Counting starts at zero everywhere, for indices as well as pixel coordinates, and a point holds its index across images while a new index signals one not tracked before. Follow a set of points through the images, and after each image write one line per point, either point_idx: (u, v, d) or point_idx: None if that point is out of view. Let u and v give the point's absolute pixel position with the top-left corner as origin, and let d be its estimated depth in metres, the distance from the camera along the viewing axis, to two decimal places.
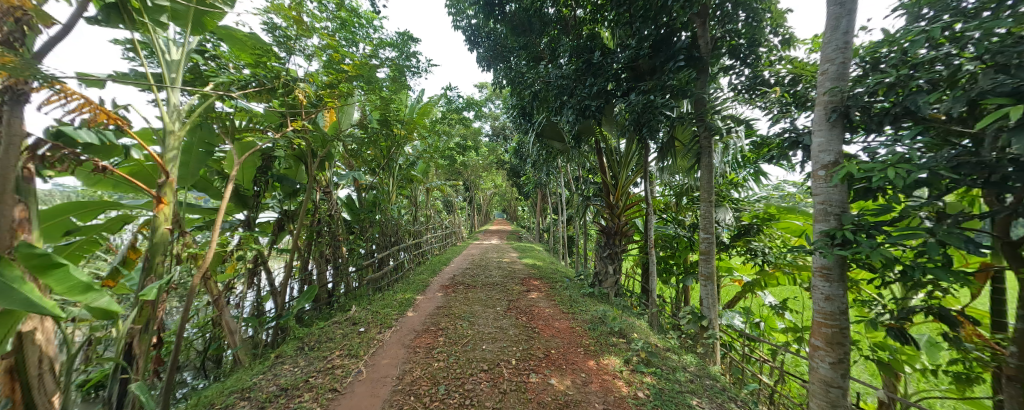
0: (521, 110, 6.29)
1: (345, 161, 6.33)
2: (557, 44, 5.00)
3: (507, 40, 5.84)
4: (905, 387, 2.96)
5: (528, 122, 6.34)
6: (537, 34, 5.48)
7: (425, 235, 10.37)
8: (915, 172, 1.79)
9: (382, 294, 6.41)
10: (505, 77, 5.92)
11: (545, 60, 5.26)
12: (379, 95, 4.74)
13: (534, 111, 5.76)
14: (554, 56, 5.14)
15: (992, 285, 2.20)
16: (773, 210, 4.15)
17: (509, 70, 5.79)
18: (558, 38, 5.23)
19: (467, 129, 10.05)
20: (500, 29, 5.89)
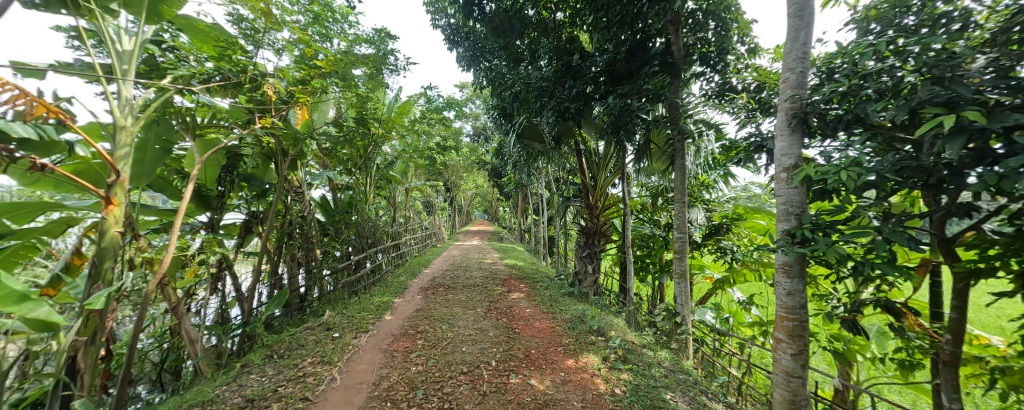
0: (502, 111, 6.31)
1: (319, 161, 6.12)
2: (537, 46, 5.06)
3: (487, 40, 5.84)
4: (858, 374, 3.19)
5: (509, 123, 6.38)
6: (518, 35, 5.52)
7: (404, 236, 10.19)
8: (863, 175, 1.94)
9: (358, 297, 6.24)
10: (485, 77, 5.92)
11: (526, 62, 5.31)
12: (355, 93, 4.60)
13: (515, 111, 5.80)
14: (534, 58, 5.19)
15: (931, 279, 2.39)
16: (740, 210, 4.38)
17: (489, 70, 5.80)
18: (538, 40, 5.29)
19: (447, 129, 9.96)
20: (480, 29, 5.88)
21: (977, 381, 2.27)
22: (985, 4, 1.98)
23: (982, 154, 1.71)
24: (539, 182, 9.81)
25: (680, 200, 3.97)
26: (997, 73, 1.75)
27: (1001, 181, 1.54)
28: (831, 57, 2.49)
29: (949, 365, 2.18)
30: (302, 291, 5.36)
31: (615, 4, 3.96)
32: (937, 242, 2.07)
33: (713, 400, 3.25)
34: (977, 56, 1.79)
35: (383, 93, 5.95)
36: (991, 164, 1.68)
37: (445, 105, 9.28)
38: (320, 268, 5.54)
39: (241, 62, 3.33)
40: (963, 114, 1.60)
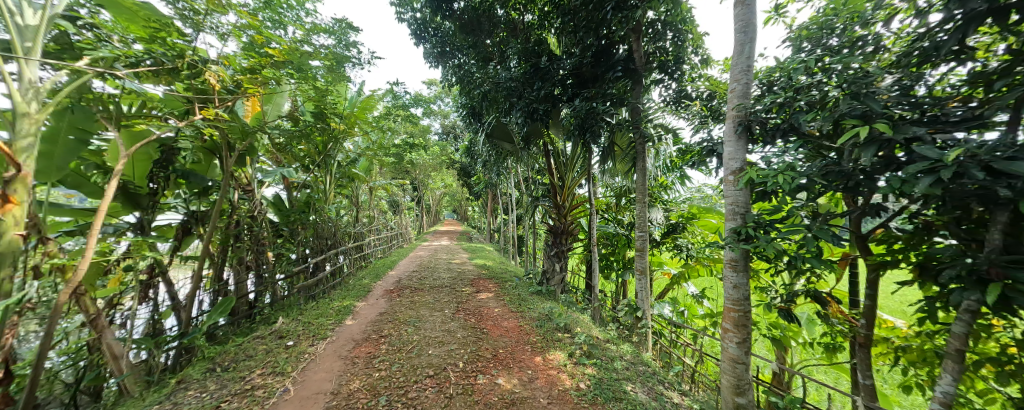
0: (471, 110, 6.27)
1: (271, 157, 5.68)
2: (506, 46, 5.10)
3: (456, 37, 5.75)
4: (792, 358, 3.53)
5: (478, 122, 6.36)
6: (486, 34, 5.49)
7: (367, 237, 9.79)
8: (797, 178, 2.16)
9: (316, 302, 5.89)
10: (454, 75, 5.83)
11: (494, 61, 5.33)
12: (311, 86, 4.30)
13: (484, 111, 5.79)
14: (503, 58, 5.24)
15: (849, 271, 2.71)
16: (694, 210, 4.71)
17: (458, 68, 5.73)
18: (507, 40, 5.32)
19: (415, 126, 9.71)
20: (448, 26, 5.77)
21: (885, 358, 2.62)
22: (892, 31, 2.28)
23: (889, 161, 1.97)
24: (509, 181, 9.85)
25: (642, 201, 4.17)
26: (899, 90, 2.02)
27: (903, 184, 1.78)
28: (772, 70, 2.74)
29: (864, 347, 2.49)
30: (251, 297, 4.95)
31: (581, 9, 4.07)
32: (855, 239, 2.35)
33: (669, 389, 3.45)
34: (885, 76, 2.06)
35: (344, 86, 5.64)
36: (897, 171, 1.93)
37: (412, 102, 9.04)
38: (272, 272, 5.15)
39: (177, 45, 3.01)
40: (876, 126, 1.82)
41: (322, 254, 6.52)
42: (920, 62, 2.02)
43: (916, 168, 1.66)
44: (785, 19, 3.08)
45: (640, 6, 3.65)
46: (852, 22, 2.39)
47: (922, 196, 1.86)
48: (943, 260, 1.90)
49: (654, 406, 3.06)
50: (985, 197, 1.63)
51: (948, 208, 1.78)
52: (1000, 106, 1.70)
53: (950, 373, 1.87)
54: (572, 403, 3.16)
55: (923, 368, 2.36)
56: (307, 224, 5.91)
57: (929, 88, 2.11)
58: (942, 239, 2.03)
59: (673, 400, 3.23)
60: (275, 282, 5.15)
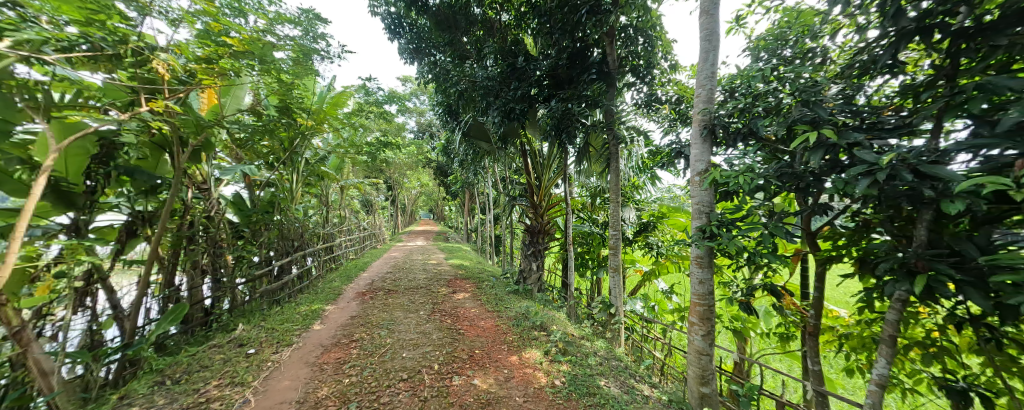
0: (447, 108, 6.19)
1: (230, 154, 5.33)
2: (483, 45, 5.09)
3: (432, 34, 5.63)
4: (751, 348, 3.76)
5: (455, 121, 6.29)
6: (463, 31, 5.41)
7: (338, 237, 9.42)
8: (755, 179, 2.31)
9: (281, 307, 5.59)
10: (430, 72, 5.74)
11: (471, 60, 5.31)
12: (276, 79, 4.08)
13: (461, 109, 5.74)
14: (480, 57, 5.22)
15: (800, 265, 2.93)
16: (664, 209, 4.91)
17: (433, 65, 5.64)
18: (483, 39, 5.31)
19: (389, 123, 9.45)
20: (424, 22, 5.65)
21: (831, 345, 2.84)
22: (837, 45, 2.48)
23: (834, 164, 2.14)
24: (486, 181, 9.81)
25: (615, 200, 4.29)
26: (843, 99, 2.21)
27: (846, 185, 1.95)
28: (733, 77, 2.92)
29: (812, 335, 2.70)
30: (207, 303, 4.61)
31: (557, 11, 4.15)
32: (806, 236, 2.54)
33: (640, 382, 3.57)
34: (831, 85, 2.24)
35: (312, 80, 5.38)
36: (840, 173, 2.11)
37: (386, 99, 8.81)
38: (231, 277, 4.83)
39: (119, 30, 2.79)
40: (823, 132, 1.99)
41: (288, 256, 6.20)
42: (861, 74, 2.21)
43: (856, 171, 1.82)
44: (745, 30, 3.28)
45: (613, 11, 3.77)
46: (803, 35, 2.59)
47: (861, 197, 2.04)
48: (879, 254, 2.10)
49: (626, 400, 3.16)
50: (913, 197, 1.82)
51: (883, 207, 1.97)
52: (925, 116, 1.91)
53: (885, 356, 2.06)
54: (547, 400, 3.20)
55: (862, 353, 2.59)
56: (271, 224, 5.60)
57: (867, 97, 2.32)
58: (878, 235, 2.23)
59: (644, 392, 3.34)
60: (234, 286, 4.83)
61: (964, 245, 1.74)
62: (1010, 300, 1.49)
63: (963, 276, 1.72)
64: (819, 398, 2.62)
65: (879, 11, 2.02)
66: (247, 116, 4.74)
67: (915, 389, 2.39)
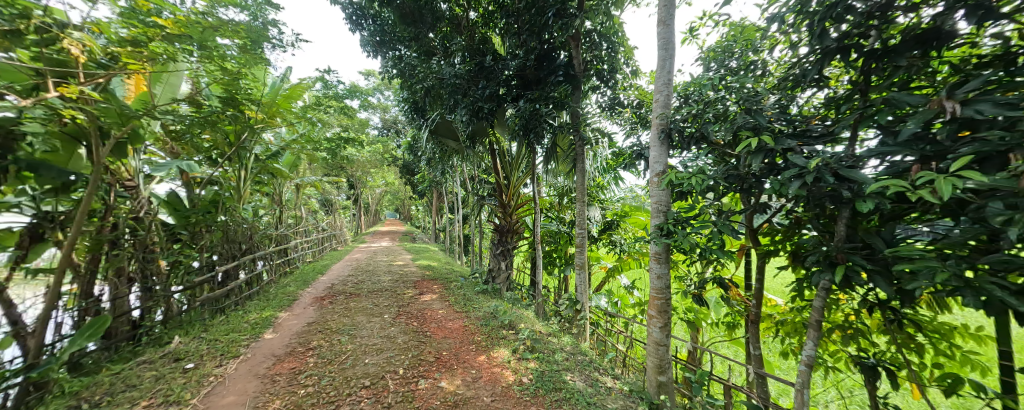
0: (413, 105, 6.02)
1: (165, 147, 4.80)
2: (450, 42, 5.03)
3: (397, 28, 5.43)
4: (704, 337, 4.03)
5: (422, 118, 6.13)
6: (429, 27, 5.27)
7: (293, 239, 8.82)
8: (706, 180, 2.49)
9: (226, 316, 5.12)
10: (394, 68, 5.58)
11: (438, 56, 5.21)
12: (219, 66, 3.72)
13: (428, 106, 5.63)
14: (447, 54, 5.16)
15: (744, 259, 3.19)
16: (627, 208, 5.12)
17: (399, 60, 5.45)
18: (451, 36, 5.24)
19: (350, 119, 9.00)
20: (388, 14, 5.40)
21: (769, 331, 3.13)
22: (775, 58, 2.73)
23: (772, 167, 2.34)
24: (455, 180, 9.66)
25: (581, 200, 4.41)
26: (780, 109, 2.44)
27: (781, 186, 2.16)
28: (688, 85, 3.13)
29: (753, 323, 2.95)
30: (135, 315, 4.11)
31: (524, 11, 4.29)
32: (749, 232, 2.77)
33: (603, 374, 3.70)
34: (769, 96, 2.46)
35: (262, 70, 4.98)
36: (777, 175, 2.32)
37: (347, 93, 8.39)
38: (165, 284, 4.35)
39: (18, 3, 2.42)
40: (762, 138, 2.18)
41: (234, 260, 5.70)
42: (794, 86, 2.46)
43: (789, 174, 2.03)
44: (698, 40, 3.51)
45: (578, 15, 3.90)
46: (746, 48, 2.83)
47: (793, 197, 2.27)
48: (809, 248, 2.34)
49: (591, 393, 3.25)
50: (835, 197, 2.06)
51: (811, 206, 2.21)
52: (845, 125, 2.16)
53: (812, 339, 2.31)
54: (515, 398, 3.21)
55: (795, 337, 2.88)
56: (214, 226, 5.11)
57: (800, 107, 2.58)
58: (808, 231, 2.49)
59: (607, 384, 3.47)
60: (170, 295, 4.36)
61: (873, 239, 1.99)
62: (908, 286, 1.74)
63: (874, 266, 1.97)
64: (760, 380, 2.88)
65: (808, 30, 2.26)
66: (185, 107, 4.31)
67: (836, 366, 2.69)
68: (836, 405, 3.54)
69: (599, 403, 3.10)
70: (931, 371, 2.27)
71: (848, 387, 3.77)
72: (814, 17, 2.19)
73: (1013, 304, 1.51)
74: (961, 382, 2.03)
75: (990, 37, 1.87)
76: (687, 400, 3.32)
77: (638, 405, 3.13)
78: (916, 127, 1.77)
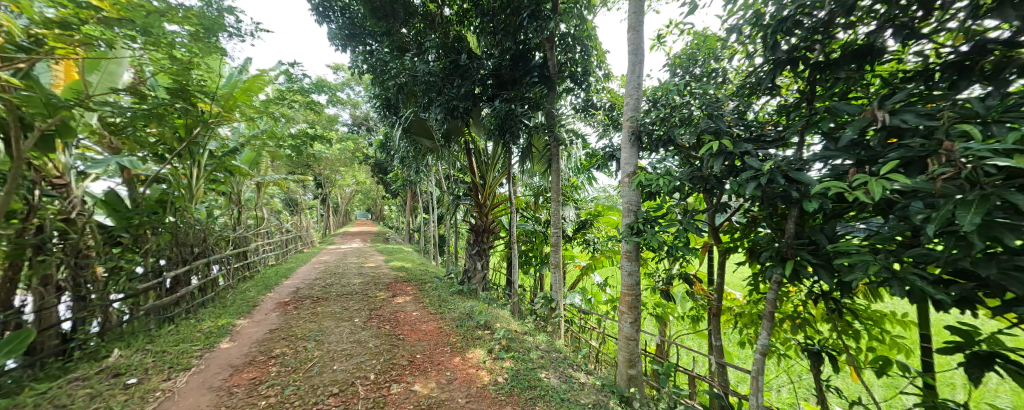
0: (386, 102, 5.85)
1: (103, 142, 4.32)
2: (424, 39, 4.94)
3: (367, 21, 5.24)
4: (671, 331, 4.20)
5: (395, 116, 5.97)
6: (401, 23, 5.16)
7: (253, 242, 8.29)
8: (672, 181, 2.60)
9: (174, 325, 4.72)
10: (365, 63, 5.39)
11: (411, 53, 5.11)
12: (166, 54, 3.43)
13: (401, 104, 5.50)
14: (420, 51, 5.07)
15: (707, 256, 3.36)
16: (600, 208, 5.24)
17: (369, 55, 5.26)
18: (425, 33, 5.16)
19: (317, 115, 8.59)
20: (359, 8, 5.21)
21: (729, 323, 3.32)
22: (734, 67, 2.91)
23: (731, 169, 2.47)
24: (429, 180, 9.49)
25: (556, 199, 4.47)
26: (738, 115, 2.59)
27: (740, 188, 2.30)
28: (656, 90, 3.26)
29: (715, 316, 3.12)
30: (65, 327, 3.69)
31: (499, 12, 4.31)
32: (710, 230, 2.93)
33: (577, 370, 3.77)
34: (729, 102, 2.61)
35: (218, 60, 4.64)
36: (736, 177, 2.47)
37: (314, 87, 8.00)
38: (103, 293, 3.95)
39: None
40: (722, 142, 2.31)
41: (186, 265, 5.27)
42: (750, 93, 2.63)
43: (746, 176, 2.16)
44: (665, 47, 3.65)
45: (552, 18, 3.98)
46: (709, 56, 2.99)
47: (750, 197, 2.43)
48: (764, 244, 2.51)
49: (565, 389, 3.31)
50: (785, 198, 2.22)
51: (765, 205, 2.37)
52: (794, 131, 2.33)
53: (766, 329, 2.47)
54: (490, 398, 3.21)
55: (752, 327, 3.07)
56: (162, 228, 4.70)
57: (756, 113, 2.76)
58: (763, 229, 2.67)
59: (580, 380, 3.54)
60: (108, 304, 3.97)
61: (818, 236, 2.17)
62: (846, 278, 1.90)
63: (819, 261, 2.14)
64: (721, 369, 3.05)
65: (762, 42, 2.43)
66: (126, 98, 3.93)
67: (787, 353, 2.90)
68: (787, 389, 3.83)
69: (573, 399, 3.16)
70: (867, 355, 2.50)
71: (801, 373, 4.05)
72: (767, 30, 2.37)
73: (932, 293, 1.70)
74: (890, 363, 2.26)
75: (913, 55, 2.10)
76: (655, 391, 3.45)
77: (610, 398, 3.21)
78: (854, 133, 1.94)
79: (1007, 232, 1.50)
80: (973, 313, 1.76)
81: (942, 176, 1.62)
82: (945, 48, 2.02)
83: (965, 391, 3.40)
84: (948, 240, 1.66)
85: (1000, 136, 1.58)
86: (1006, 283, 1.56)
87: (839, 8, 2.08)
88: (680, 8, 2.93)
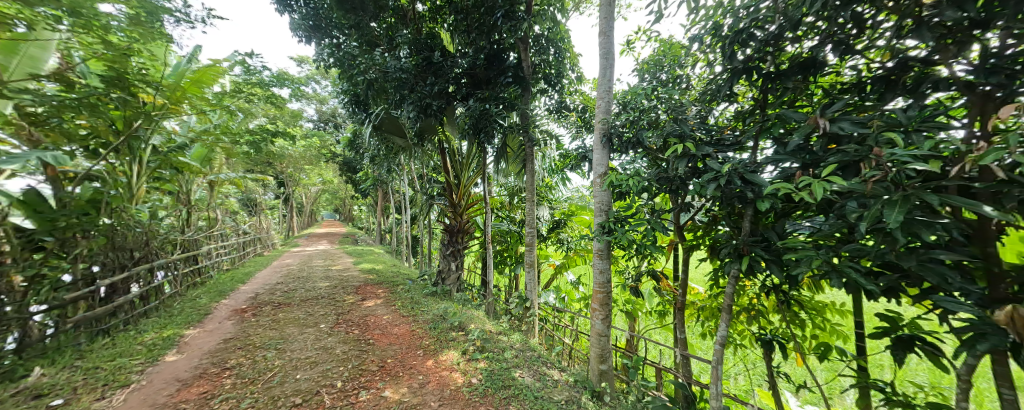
0: (355, 98, 5.63)
1: (21, 135, 3.72)
2: (395, 33, 4.81)
3: (333, 11, 5.01)
4: (640, 326, 4.35)
5: (364, 113, 5.76)
6: (371, 16, 4.97)
7: (205, 245, 7.68)
8: (641, 182, 2.71)
9: (110, 338, 4.28)
10: (331, 56, 5.14)
11: (382, 48, 4.94)
12: (99, 38, 3.15)
13: (371, 100, 5.31)
14: (391, 46, 4.91)
15: (673, 253, 3.51)
16: (574, 208, 5.32)
17: (336, 48, 5.03)
18: (396, 28, 5.01)
19: (280, 109, 8.09)
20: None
21: (692, 316, 3.48)
22: (697, 74, 3.06)
23: (694, 170, 2.59)
24: (402, 179, 9.22)
25: (531, 199, 4.50)
26: (700, 120, 2.72)
27: (701, 189, 2.42)
28: (626, 94, 3.36)
29: (679, 310, 3.27)
30: None
31: (473, 10, 4.28)
32: (675, 229, 3.06)
33: (550, 368, 3.81)
34: (691, 107, 2.75)
35: (163, 46, 4.24)
36: (698, 178, 2.59)
37: (275, 80, 7.52)
38: (22, 304, 3.50)
39: None
40: (685, 145, 2.42)
41: (124, 271, 4.79)
42: (711, 99, 2.77)
43: (707, 177, 2.28)
44: (635, 53, 3.76)
45: (526, 19, 4.00)
46: (674, 63, 3.13)
47: (710, 197, 2.57)
48: (723, 241, 2.66)
49: (539, 387, 3.34)
50: (741, 198, 2.36)
51: (724, 205, 2.51)
52: (749, 136, 2.49)
53: (725, 321, 2.62)
54: (464, 400, 3.17)
55: (712, 320, 3.25)
56: (95, 230, 4.24)
57: (716, 119, 2.92)
58: (722, 227, 2.82)
59: (553, 377, 3.58)
60: (27, 316, 3.50)
61: (769, 233, 2.33)
62: (793, 272, 2.06)
63: (770, 256, 2.29)
64: (685, 360, 3.21)
65: (721, 51, 2.57)
66: (50, 86, 3.51)
67: (743, 343, 3.10)
68: (745, 377, 4.09)
69: (546, 396, 3.20)
70: (811, 342, 2.72)
71: (759, 362, 4.33)
72: (725, 40, 2.52)
73: (864, 284, 1.87)
74: (830, 348, 2.47)
75: (849, 68, 2.30)
76: (624, 385, 3.57)
77: (582, 394, 3.29)
78: (800, 139, 2.10)
79: (924, 228, 1.68)
80: (897, 301, 1.96)
81: (872, 179, 1.79)
82: (875, 63, 2.23)
83: (891, 371, 3.80)
84: (877, 236, 1.84)
85: (919, 144, 1.76)
86: (923, 274, 1.75)
87: (786, 22, 2.25)
88: (648, 15, 3.05)
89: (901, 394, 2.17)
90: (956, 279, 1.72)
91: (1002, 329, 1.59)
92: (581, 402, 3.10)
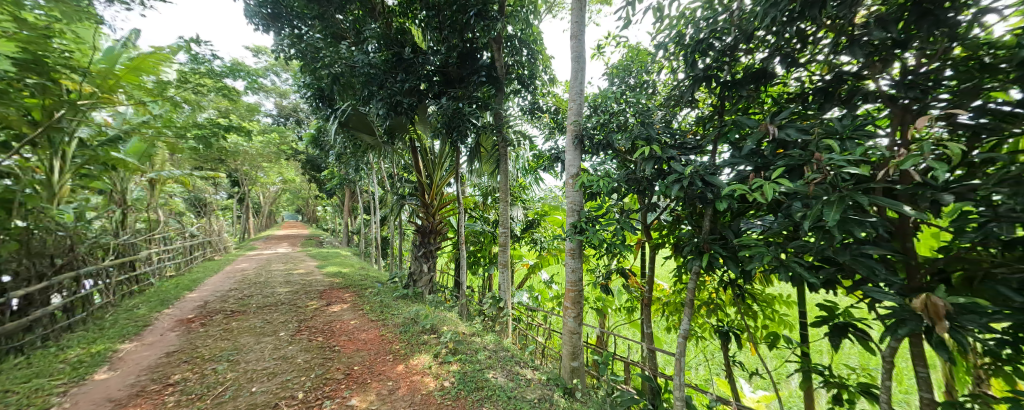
0: (318, 93, 5.34)
1: None
2: (362, 27, 4.62)
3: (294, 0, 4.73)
4: (610, 322, 4.47)
5: (329, 108, 5.47)
6: (337, 8, 4.74)
7: (144, 249, 6.98)
8: (611, 183, 2.79)
9: (25, 356, 3.77)
10: (293, 47, 4.85)
11: (348, 41, 4.74)
12: (10, 15, 2.90)
13: (336, 96, 5.06)
14: (359, 40, 4.72)
15: (641, 251, 3.63)
16: (547, 208, 5.37)
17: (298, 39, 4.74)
18: (364, 21, 4.82)
19: (235, 102, 7.53)
20: None
21: (658, 312, 3.62)
22: (662, 80, 3.18)
23: (660, 172, 2.68)
24: (370, 178, 8.88)
25: (504, 199, 4.48)
26: (665, 124, 2.83)
27: (667, 190, 2.51)
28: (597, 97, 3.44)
29: (646, 306, 3.39)
30: None
31: (445, 7, 4.21)
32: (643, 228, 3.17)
33: (523, 367, 3.81)
34: (657, 112, 2.86)
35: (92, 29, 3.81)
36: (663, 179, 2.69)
37: (228, 71, 6.98)
38: None
39: None
40: (652, 148, 2.50)
41: (42, 281, 4.23)
42: (675, 105, 2.89)
43: (671, 179, 2.37)
44: (605, 57, 3.86)
45: (498, 19, 4.00)
46: (641, 69, 3.25)
47: (674, 197, 2.68)
48: (686, 239, 2.78)
49: (512, 386, 3.34)
50: (702, 198, 2.48)
51: (687, 205, 2.62)
52: (709, 140, 2.62)
53: (687, 315, 2.74)
54: (436, 404, 3.11)
55: (676, 315, 3.40)
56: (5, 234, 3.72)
57: (680, 123, 3.05)
58: (685, 226, 2.95)
59: (526, 376, 3.59)
60: None
61: (726, 231, 2.46)
62: (747, 268, 2.19)
63: (727, 253, 2.42)
64: (651, 354, 3.32)
65: (684, 59, 2.70)
66: None
67: (704, 335, 3.26)
68: (706, 366, 4.31)
69: (520, 396, 3.20)
70: (762, 332, 2.91)
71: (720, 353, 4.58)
72: (688, 49, 2.65)
73: (807, 277, 2.02)
74: (779, 337, 2.65)
75: (794, 80, 2.49)
76: (595, 380, 3.65)
77: (555, 391, 3.32)
78: (754, 143, 2.23)
79: (856, 226, 1.83)
80: (834, 292, 2.14)
81: (813, 181, 1.93)
82: (816, 76, 2.43)
83: (830, 356, 4.17)
84: (817, 233, 1.99)
85: (852, 150, 1.93)
86: (855, 267, 1.92)
87: (741, 35, 2.40)
88: (617, 21, 3.15)
89: (838, 377, 2.36)
90: (881, 272, 1.90)
91: (918, 315, 1.77)
92: (554, 400, 3.13)
